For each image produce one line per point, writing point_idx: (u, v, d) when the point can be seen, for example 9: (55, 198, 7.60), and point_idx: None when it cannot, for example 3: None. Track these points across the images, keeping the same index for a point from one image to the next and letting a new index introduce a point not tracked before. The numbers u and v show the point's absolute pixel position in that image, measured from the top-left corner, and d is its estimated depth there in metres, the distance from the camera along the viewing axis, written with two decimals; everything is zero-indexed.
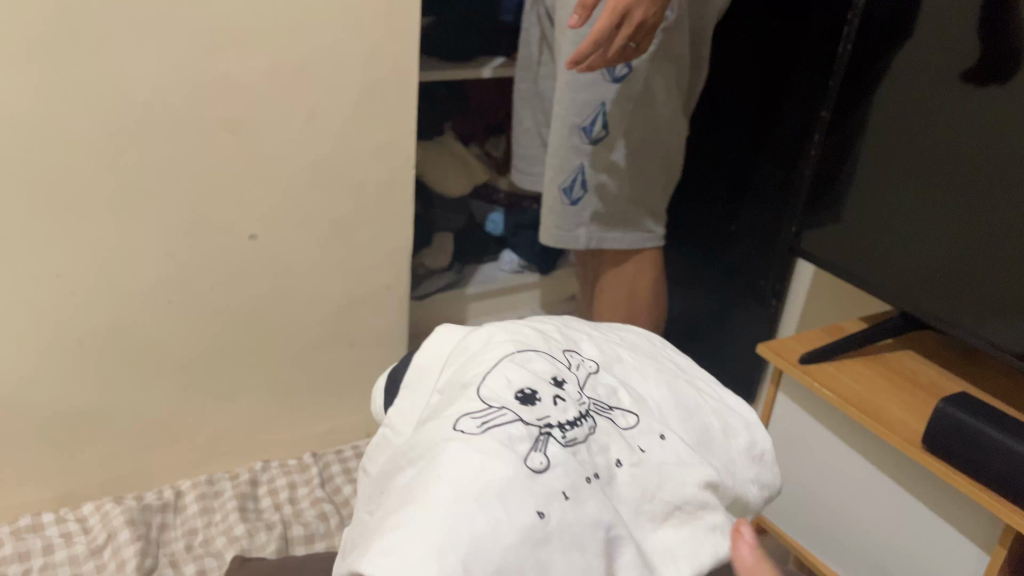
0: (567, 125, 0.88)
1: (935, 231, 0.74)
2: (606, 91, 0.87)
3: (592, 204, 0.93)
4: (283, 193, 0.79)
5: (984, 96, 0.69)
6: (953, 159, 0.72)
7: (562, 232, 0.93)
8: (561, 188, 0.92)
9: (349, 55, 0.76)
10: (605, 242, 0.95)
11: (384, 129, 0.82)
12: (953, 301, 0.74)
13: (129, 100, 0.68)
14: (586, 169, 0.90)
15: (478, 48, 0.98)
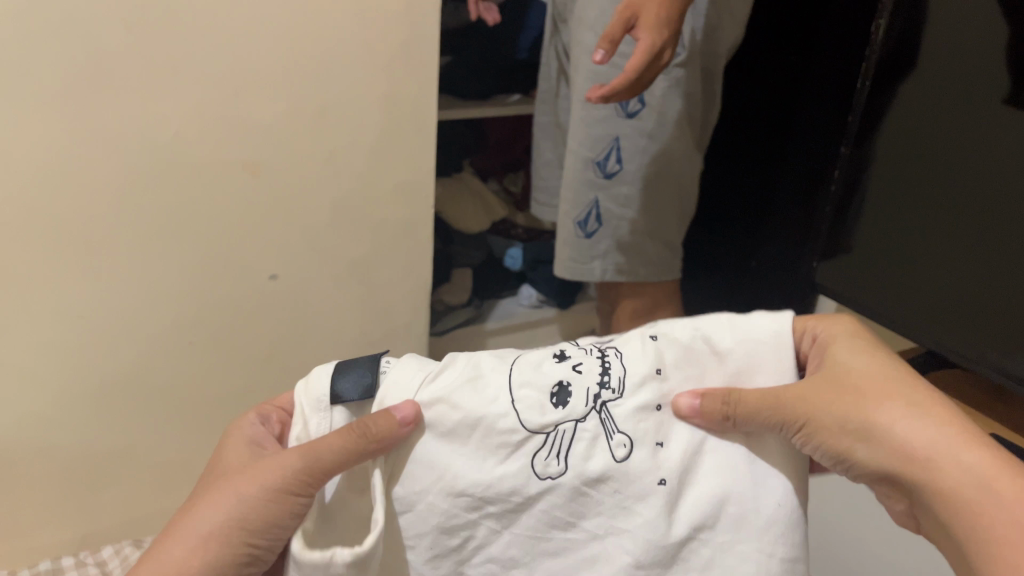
0: (578, 158, 0.82)
1: (947, 261, 0.69)
2: (618, 124, 0.79)
3: (607, 239, 0.85)
4: (301, 233, 0.76)
5: (989, 120, 0.63)
6: (962, 184, 0.67)
7: (570, 263, 0.87)
8: (574, 220, 0.85)
9: (367, 94, 0.74)
10: (620, 276, 0.87)
11: (404, 168, 0.79)
12: (968, 337, 0.67)
13: (150, 141, 0.65)
14: (600, 203, 0.83)
15: (495, 86, 1.01)
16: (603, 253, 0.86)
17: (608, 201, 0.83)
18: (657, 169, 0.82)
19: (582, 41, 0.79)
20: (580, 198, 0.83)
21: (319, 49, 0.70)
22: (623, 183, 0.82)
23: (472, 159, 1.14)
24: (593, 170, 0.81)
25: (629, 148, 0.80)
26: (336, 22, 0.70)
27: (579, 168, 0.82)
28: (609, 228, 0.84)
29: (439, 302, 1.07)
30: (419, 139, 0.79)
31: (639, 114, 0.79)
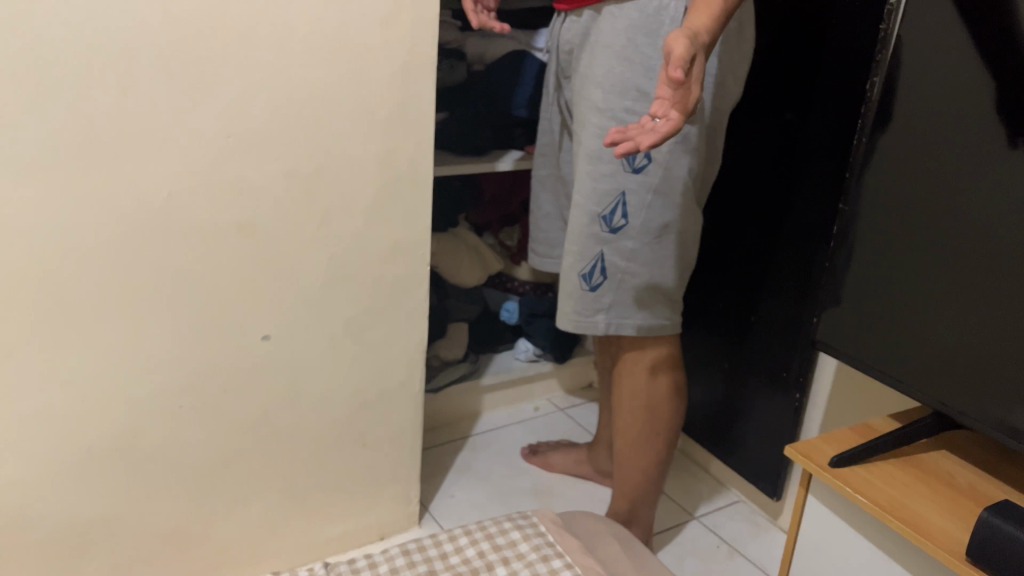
0: (583, 211, 0.80)
1: (949, 314, 0.67)
2: (626, 179, 0.78)
3: (612, 293, 0.82)
4: (296, 293, 0.75)
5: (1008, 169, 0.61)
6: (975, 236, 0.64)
7: (573, 318, 0.84)
8: (578, 274, 0.82)
9: (363, 154, 0.74)
10: (624, 330, 0.84)
11: (400, 227, 0.79)
12: (975, 392, 0.65)
13: (144, 204, 0.65)
14: (605, 256, 0.81)
15: (491, 141, 1.01)
16: (607, 307, 0.83)
17: (615, 254, 0.80)
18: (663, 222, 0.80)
19: (589, 97, 0.79)
20: (585, 251, 0.81)
21: (317, 109, 0.70)
22: (631, 239, 0.80)
23: (469, 214, 1.14)
24: (600, 225, 0.80)
25: (635, 202, 0.78)
26: (334, 82, 0.70)
27: (585, 221, 0.80)
28: (614, 281, 0.82)
29: (435, 357, 1.06)
30: (417, 198, 0.78)
31: (645, 169, 0.77)
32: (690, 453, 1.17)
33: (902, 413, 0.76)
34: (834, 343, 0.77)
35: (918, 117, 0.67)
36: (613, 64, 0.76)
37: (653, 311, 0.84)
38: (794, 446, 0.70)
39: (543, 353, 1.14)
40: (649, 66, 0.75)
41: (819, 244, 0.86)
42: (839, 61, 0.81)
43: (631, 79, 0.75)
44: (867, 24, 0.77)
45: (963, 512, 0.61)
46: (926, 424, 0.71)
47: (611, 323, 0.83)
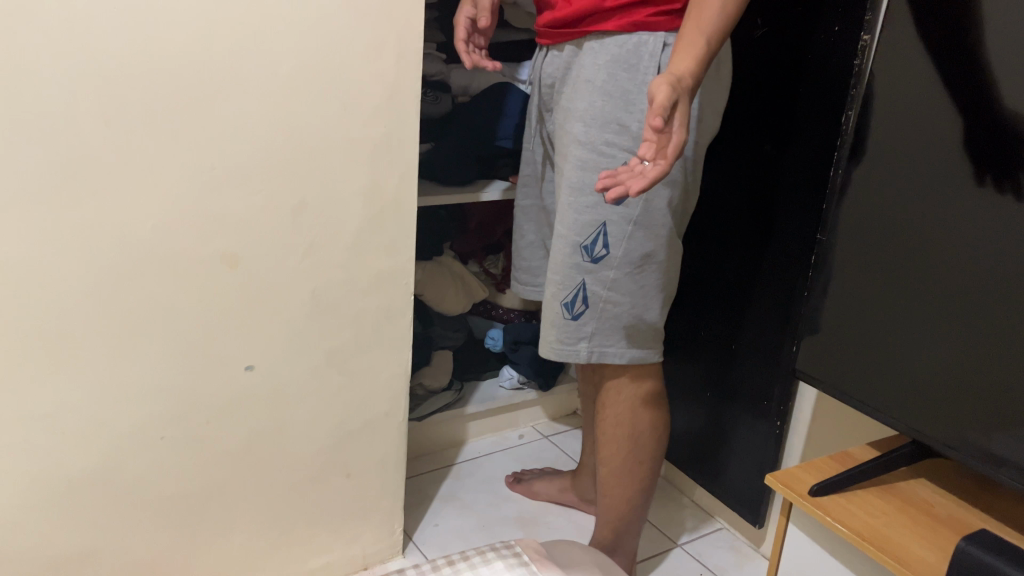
0: (565, 241, 0.81)
1: (929, 342, 0.67)
2: (607, 210, 0.78)
3: (594, 321, 0.83)
4: (279, 324, 0.75)
5: (982, 200, 0.62)
6: (954, 267, 0.65)
7: (555, 346, 0.85)
8: (559, 302, 0.83)
9: (347, 186, 0.75)
10: (606, 358, 0.84)
11: (384, 258, 0.80)
12: (954, 419, 0.66)
13: (129, 237, 0.65)
14: (586, 285, 0.81)
15: (475, 171, 1.02)
16: (589, 335, 0.83)
17: (596, 283, 0.81)
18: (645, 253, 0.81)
19: (570, 129, 0.80)
20: (566, 280, 0.82)
21: (301, 141, 0.71)
22: (612, 269, 0.80)
23: (454, 243, 1.15)
24: (581, 254, 0.80)
25: (616, 232, 0.79)
26: (318, 114, 0.71)
27: (567, 251, 0.81)
28: (595, 309, 0.82)
29: (419, 386, 1.06)
30: (400, 228, 0.79)
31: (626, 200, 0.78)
32: (675, 481, 1.18)
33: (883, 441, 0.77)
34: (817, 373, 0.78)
35: (894, 150, 0.69)
36: (594, 97, 0.77)
37: (636, 341, 0.85)
38: (774, 475, 0.71)
39: (527, 381, 1.13)
40: (629, 99, 0.76)
41: (797, 273, 0.87)
42: (815, 95, 0.82)
43: (612, 111, 0.77)
44: (841, 59, 0.79)
45: (941, 540, 0.62)
46: (904, 453, 0.72)
47: (591, 351, 0.84)
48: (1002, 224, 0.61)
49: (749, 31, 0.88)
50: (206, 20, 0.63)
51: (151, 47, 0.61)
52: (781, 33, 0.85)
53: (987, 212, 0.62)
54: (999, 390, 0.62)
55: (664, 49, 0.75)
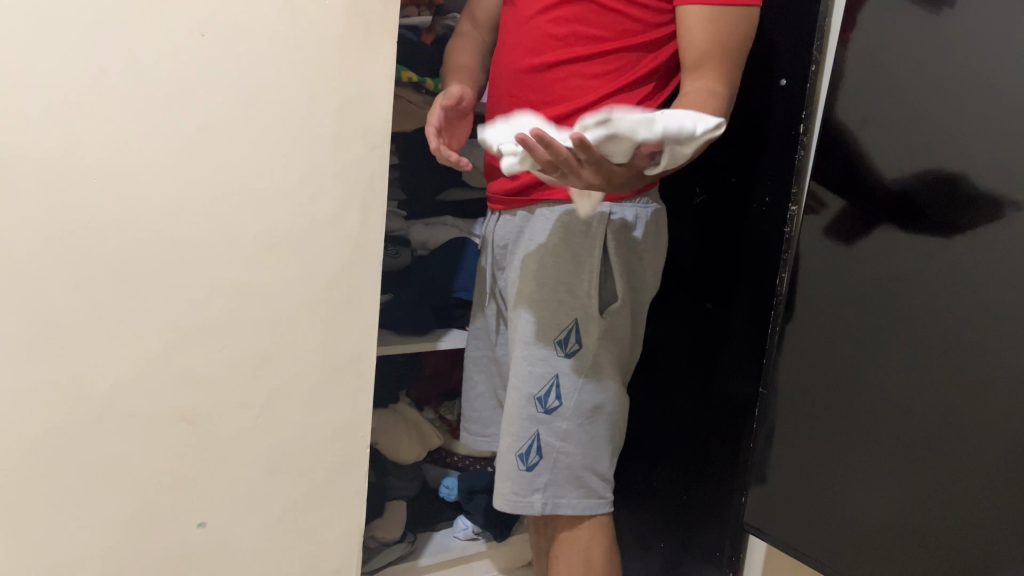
0: (519, 394, 0.83)
1: (888, 482, 0.74)
2: (559, 362, 0.82)
3: (548, 472, 0.83)
4: (234, 480, 0.75)
5: (932, 357, 0.71)
6: (907, 413, 0.73)
7: (510, 499, 0.83)
8: (514, 453, 0.83)
9: (310, 341, 0.77)
10: (559, 509, 0.84)
11: (342, 411, 0.81)
12: (911, 556, 0.73)
13: (90, 393, 0.66)
14: (540, 436, 0.83)
15: (434, 321, 1.05)
16: (543, 486, 0.83)
17: (549, 434, 0.82)
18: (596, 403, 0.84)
19: (523, 288, 0.84)
20: (520, 432, 0.83)
21: (267, 298, 0.73)
22: (565, 419, 0.82)
23: (410, 389, 1.19)
24: (534, 406, 0.82)
25: (567, 384, 0.82)
26: (285, 273, 0.74)
27: (521, 403, 0.83)
28: (549, 460, 0.83)
29: (371, 538, 1.03)
30: (358, 381, 0.81)
31: (577, 353, 0.82)
32: None
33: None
34: (778, 511, 0.85)
35: (847, 308, 0.78)
36: (546, 258, 0.82)
37: (589, 491, 0.85)
38: None
39: (482, 530, 1.11)
40: (578, 262, 0.81)
41: (743, 425, 0.90)
42: (750, 258, 0.89)
43: (562, 272, 0.82)
44: (772, 227, 0.86)
45: None
46: None
47: (546, 503, 0.83)
48: (943, 376, 0.70)
49: (691, 198, 0.97)
50: (182, 188, 0.67)
51: (126, 213, 0.65)
52: (718, 201, 0.93)
53: (933, 368, 0.71)
54: (959, 531, 0.69)
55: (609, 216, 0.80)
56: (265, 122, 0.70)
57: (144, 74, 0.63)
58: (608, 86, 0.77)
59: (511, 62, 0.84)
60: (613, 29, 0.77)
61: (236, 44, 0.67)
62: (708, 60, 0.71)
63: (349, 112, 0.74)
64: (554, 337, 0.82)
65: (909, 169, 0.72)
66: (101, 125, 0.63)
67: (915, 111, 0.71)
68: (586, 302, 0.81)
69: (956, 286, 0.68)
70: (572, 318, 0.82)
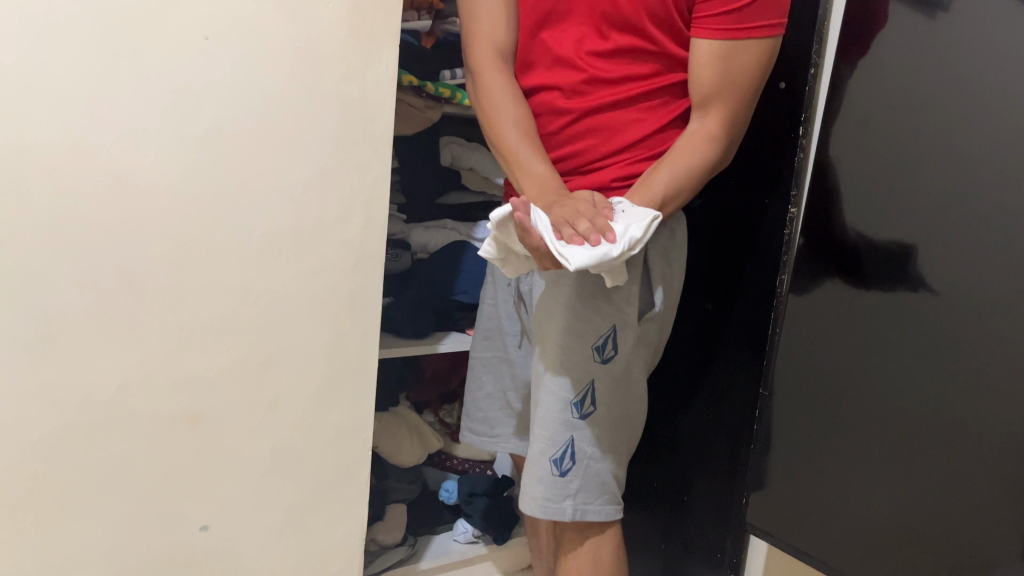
0: (555, 397, 0.77)
1: (883, 482, 0.75)
2: (595, 368, 0.77)
3: (580, 478, 0.78)
4: (238, 482, 0.75)
5: (924, 358, 0.72)
6: (902, 413, 0.73)
7: (543, 505, 0.77)
8: (547, 459, 0.77)
9: (313, 344, 0.77)
10: (587, 516, 0.79)
11: (345, 412, 0.81)
12: (906, 553, 0.74)
13: (94, 396, 0.66)
14: (575, 442, 0.77)
15: (434, 324, 1.05)
16: (575, 492, 0.78)
17: (583, 440, 0.78)
18: (623, 409, 0.80)
19: (554, 287, 0.79)
20: (555, 437, 0.77)
21: (270, 301, 0.73)
22: (596, 423, 0.78)
23: (410, 393, 1.19)
24: (571, 411, 0.77)
25: (603, 390, 0.78)
26: (286, 275, 0.74)
27: (557, 408, 0.77)
28: (582, 466, 0.78)
29: (372, 541, 1.02)
30: (360, 384, 0.81)
31: (613, 358, 0.78)
32: None
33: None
34: (773, 512, 0.85)
35: (845, 310, 0.78)
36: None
37: (613, 497, 0.81)
38: None
39: (482, 533, 1.10)
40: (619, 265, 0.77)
41: (744, 426, 0.91)
42: (753, 258, 0.89)
43: (601, 279, 0.77)
44: (771, 228, 0.87)
45: None
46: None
47: (576, 510, 0.78)
48: (940, 376, 0.71)
49: (690, 200, 0.97)
50: (188, 192, 0.67)
51: (133, 215, 0.65)
52: (719, 204, 0.93)
53: (928, 368, 0.71)
54: (954, 527, 0.70)
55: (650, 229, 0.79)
56: (268, 125, 0.70)
57: (149, 78, 0.63)
58: (658, 116, 0.77)
59: (547, 100, 0.80)
60: (654, 62, 0.76)
61: (239, 50, 0.67)
62: (710, 101, 0.72)
63: (352, 115, 0.75)
64: (591, 342, 0.77)
65: (902, 172, 0.73)
66: (107, 129, 0.63)
67: (912, 116, 0.72)
68: (625, 309, 0.77)
69: (951, 287, 0.69)
70: (611, 324, 0.77)
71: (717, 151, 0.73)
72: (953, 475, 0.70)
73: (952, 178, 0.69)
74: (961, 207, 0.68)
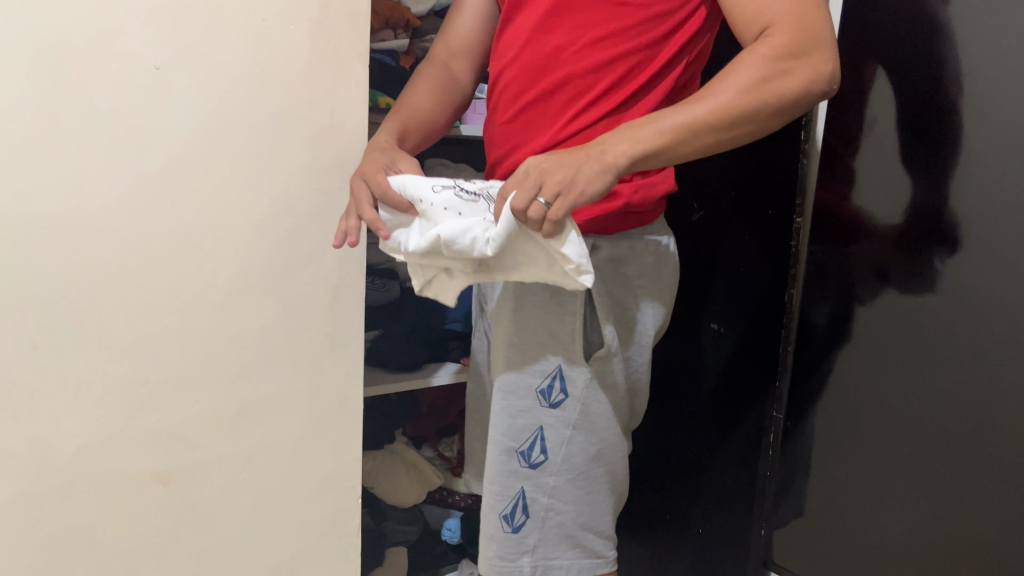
0: (496, 447, 0.68)
1: (927, 446, 0.75)
2: (542, 414, 0.67)
3: (537, 532, 0.68)
4: (216, 541, 0.70)
5: (962, 326, 0.72)
6: (938, 379, 0.74)
7: (494, 563, 0.68)
8: (496, 514, 0.68)
9: (292, 388, 0.72)
10: (552, 572, 0.69)
11: (332, 456, 0.76)
12: (965, 512, 0.73)
13: (52, 460, 0.61)
14: (527, 493, 0.67)
15: (427, 356, 1.00)
16: (532, 547, 0.68)
17: (536, 490, 0.67)
18: (590, 455, 0.68)
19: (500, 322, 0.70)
20: (501, 489, 0.67)
21: (242, 345, 0.69)
22: (554, 474, 0.67)
23: (405, 427, 1.13)
24: (517, 461, 0.67)
25: (554, 437, 0.67)
26: (259, 316, 0.69)
27: (499, 458, 0.67)
28: (538, 519, 0.68)
29: None
30: (345, 428, 0.76)
31: (563, 403, 0.67)
32: None
33: (889, 556, 0.80)
34: (817, 499, 0.86)
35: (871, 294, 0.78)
36: (525, 294, 0.68)
37: (583, 550, 0.70)
38: None
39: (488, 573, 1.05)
40: (560, 299, 0.66)
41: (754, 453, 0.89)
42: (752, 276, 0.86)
43: (545, 310, 0.67)
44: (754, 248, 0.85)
45: None
46: (916, 549, 0.77)
47: (535, 568, 0.68)
48: (976, 342, 0.71)
49: (688, 212, 0.92)
50: (142, 233, 0.62)
51: (88, 262, 0.60)
52: (716, 217, 0.89)
53: (962, 336, 0.72)
54: (1007, 480, 0.70)
55: (591, 250, 0.67)
56: (233, 159, 0.65)
57: (100, 113, 0.59)
58: (611, 100, 0.65)
59: (504, 86, 0.70)
60: (607, 30, 0.64)
61: (197, 77, 0.62)
62: (766, 14, 0.54)
63: (321, 143, 0.70)
64: (534, 385, 0.67)
65: (918, 201, 0.73)
66: (55, 172, 0.58)
67: (934, 130, 0.72)
68: (571, 346, 0.66)
69: (995, 259, 0.69)
70: (555, 364, 0.67)
71: (785, 54, 0.53)
72: (999, 491, 0.71)
73: (976, 193, 0.69)
74: (1007, 189, 0.67)
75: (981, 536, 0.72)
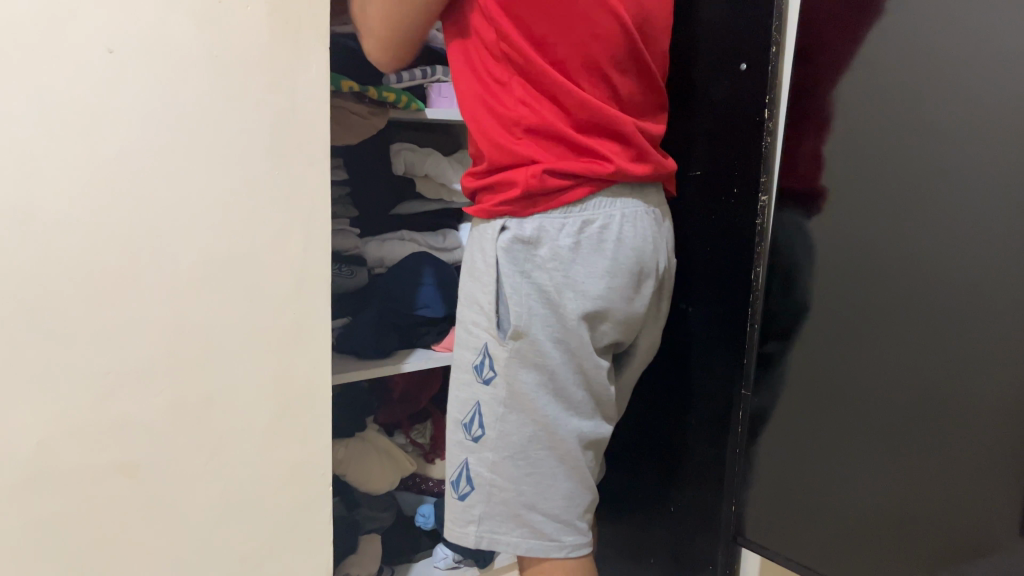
0: (448, 418, 0.74)
1: (893, 415, 0.76)
2: (478, 390, 0.71)
3: (481, 505, 0.72)
4: (184, 532, 0.69)
5: (934, 295, 0.72)
6: (906, 347, 0.75)
7: (447, 526, 0.74)
8: (448, 481, 0.74)
9: (258, 375, 0.71)
10: (497, 546, 0.72)
11: (300, 443, 0.76)
12: (935, 480, 0.74)
13: (12, 454, 0.60)
14: (470, 464, 0.72)
15: (398, 342, 1.00)
16: (478, 518, 0.72)
17: (479, 464, 0.71)
18: (527, 434, 0.71)
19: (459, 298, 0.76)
20: (451, 458, 0.74)
21: (205, 333, 0.67)
22: (492, 450, 0.71)
23: (376, 415, 1.12)
24: (461, 433, 0.73)
25: (488, 413, 0.70)
26: (222, 302, 0.68)
27: (449, 429, 0.74)
28: (481, 492, 0.72)
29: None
30: (315, 416, 0.76)
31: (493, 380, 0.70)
32: None
33: (857, 525, 0.81)
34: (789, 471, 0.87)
35: (844, 263, 0.79)
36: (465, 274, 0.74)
37: (529, 529, 0.72)
38: None
39: (464, 558, 1.05)
40: (484, 279, 0.71)
41: (723, 430, 0.92)
42: (713, 264, 0.92)
43: (477, 288, 0.72)
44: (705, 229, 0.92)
45: None
46: (885, 518, 0.78)
47: (480, 539, 0.72)
48: (946, 311, 0.71)
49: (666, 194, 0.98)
50: (103, 221, 0.61)
51: (44, 253, 0.59)
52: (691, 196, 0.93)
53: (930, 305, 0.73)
54: (977, 445, 0.70)
55: (501, 232, 0.70)
56: (192, 144, 0.64)
57: (58, 101, 0.58)
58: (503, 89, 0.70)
59: None
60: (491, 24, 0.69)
61: (153, 61, 0.61)
62: None
63: (284, 125, 0.69)
64: (471, 361, 0.72)
65: (898, 173, 0.74)
66: (11, 161, 0.57)
67: (905, 107, 0.73)
68: (492, 323, 0.70)
69: (963, 227, 0.69)
70: (483, 341, 0.71)
71: None
72: (968, 458, 0.71)
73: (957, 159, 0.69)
74: (978, 159, 0.68)
75: (953, 504, 0.73)
